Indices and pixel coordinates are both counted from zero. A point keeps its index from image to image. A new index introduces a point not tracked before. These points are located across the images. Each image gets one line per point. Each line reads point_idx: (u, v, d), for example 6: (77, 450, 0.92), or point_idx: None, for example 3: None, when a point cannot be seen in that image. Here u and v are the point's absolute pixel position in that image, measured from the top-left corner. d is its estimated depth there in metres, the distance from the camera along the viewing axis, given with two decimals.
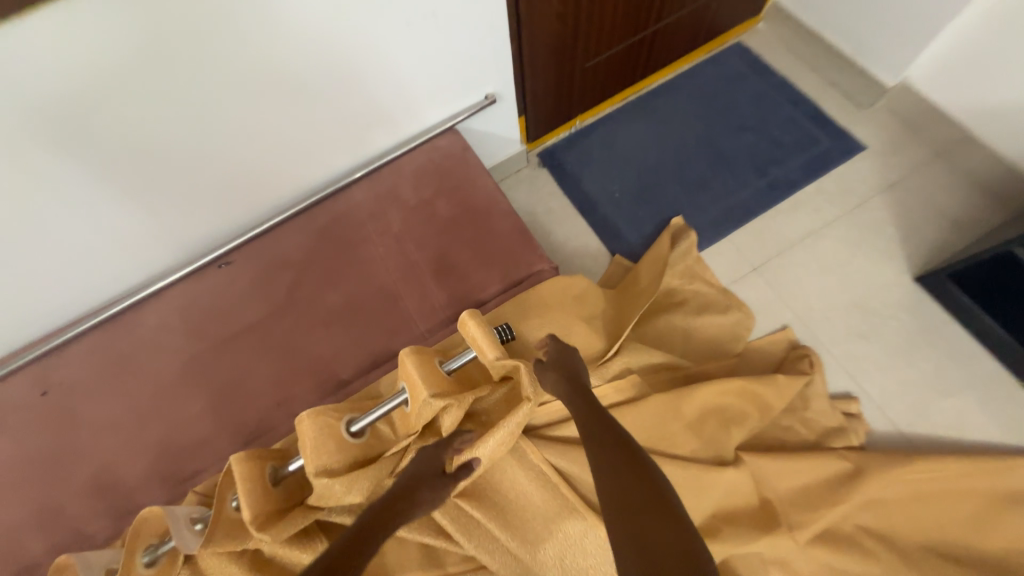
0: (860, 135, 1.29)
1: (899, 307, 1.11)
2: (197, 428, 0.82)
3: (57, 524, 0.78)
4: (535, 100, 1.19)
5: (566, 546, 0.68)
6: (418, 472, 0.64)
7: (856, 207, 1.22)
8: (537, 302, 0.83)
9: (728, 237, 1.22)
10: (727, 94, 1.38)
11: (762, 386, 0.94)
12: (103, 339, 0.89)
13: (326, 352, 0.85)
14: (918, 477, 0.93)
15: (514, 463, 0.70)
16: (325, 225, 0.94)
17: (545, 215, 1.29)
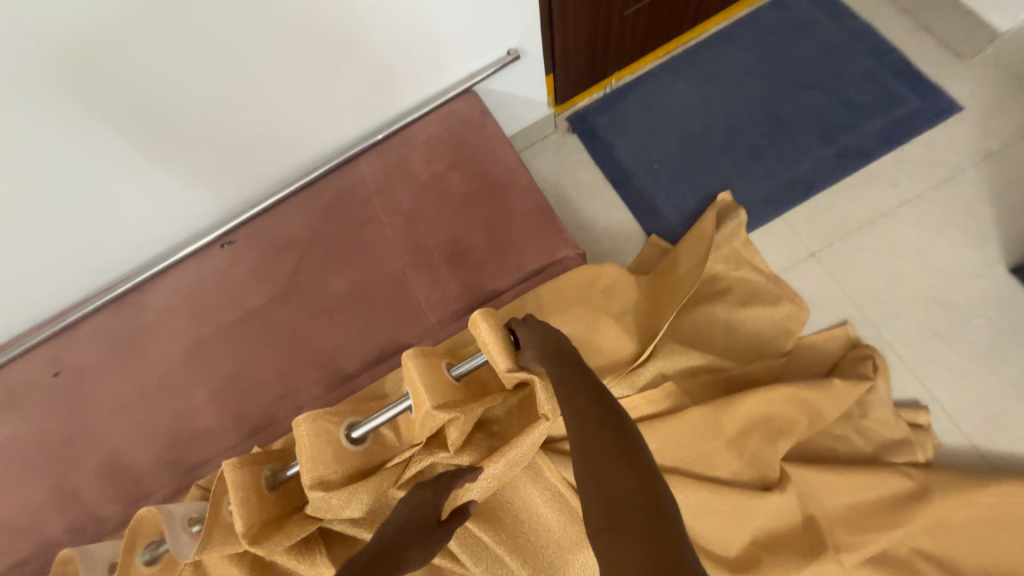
0: (958, 93, 1.07)
1: (988, 303, 0.95)
2: (202, 417, 0.79)
3: (73, 507, 0.79)
4: (565, 56, 1.04)
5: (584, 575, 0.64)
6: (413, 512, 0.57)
7: (944, 181, 1.03)
8: (560, 295, 0.73)
9: (783, 216, 1.07)
10: (794, 44, 1.17)
11: (816, 393, 0.82)
12: (109, 322, 0.87)
13: (330, 342, 0.79)
14: (994, 502, 0.81)
15: (527, 483, 0.66)
16: (330, 203, 0.86)
17: (572, 188, 1.16)
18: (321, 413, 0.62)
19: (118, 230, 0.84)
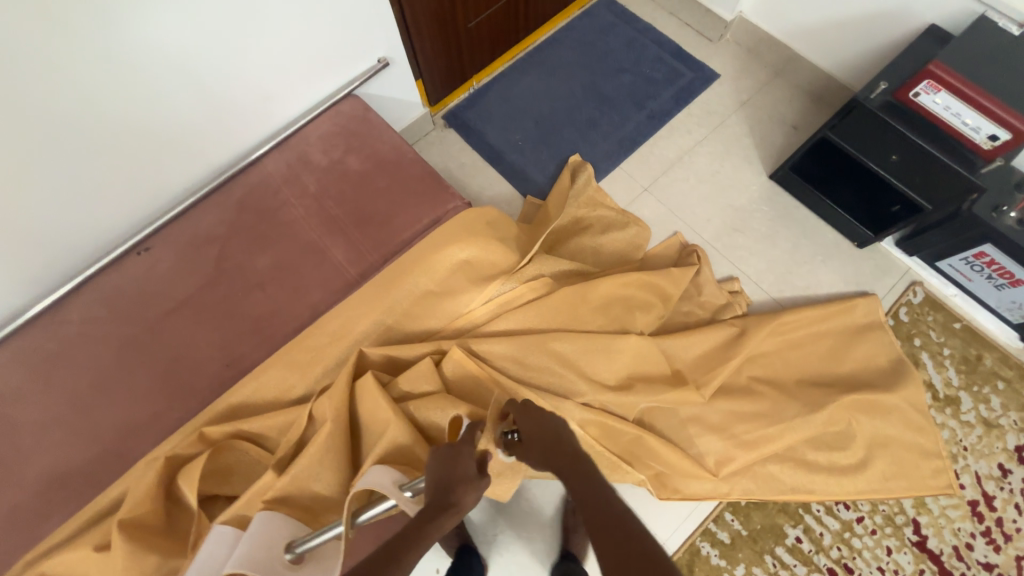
0: (716, 64, 1.50)
1: (761, 201, 1.34)
2: (146, 405, 0.84)
3: (12, 527, 0.77)
4: (428, 63, 1.28)
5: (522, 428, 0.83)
6: (449, 475, 0.59)
7: (718, 125, 1.43)
8: (453, 229, 0.90)
9: (620, 166, 1.40)
10: (604, 42, 1.54)
11: (662, 279, 1.10)
12: (24, 346, 0.88)
13: (264, 310, 0.89)
14: (787, 329, 1.16)
15: (463, 378, 0.82)
16: (242, 198, 0.98)
17: (458, 171, 1.39)
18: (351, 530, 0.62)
19: (22, 256, 0.87)
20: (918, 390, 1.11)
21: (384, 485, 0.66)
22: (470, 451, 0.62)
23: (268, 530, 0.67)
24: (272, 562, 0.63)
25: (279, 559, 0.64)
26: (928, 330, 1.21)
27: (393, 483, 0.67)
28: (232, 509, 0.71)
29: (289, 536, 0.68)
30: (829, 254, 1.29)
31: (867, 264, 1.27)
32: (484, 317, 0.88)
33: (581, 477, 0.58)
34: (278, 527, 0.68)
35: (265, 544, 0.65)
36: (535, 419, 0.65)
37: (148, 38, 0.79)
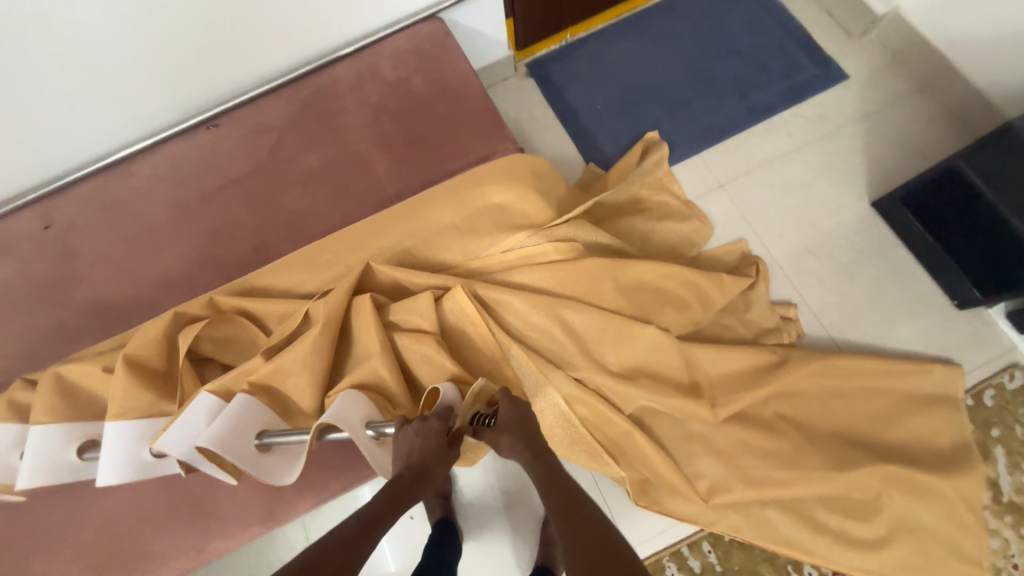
0: (847, 64, 1.30)
1: (853, 229, 1.17)
2: (182, 265, 0.90)
3: (55, 338, 0.88)
4: (523, 2, 1.21)
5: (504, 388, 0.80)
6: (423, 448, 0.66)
7: (828, 133, 1.25)
8: (495, 171, 0.86)
9: (700, 156, 1.27)
10: (722, 16, 1.38)
11: (708, 283, 0.98)
12: (99, 187, 0.97)
13: (300, 207, 0.91)
14: (836, 375, 1.02)
15: (462, 319, 0.79)
16: (308, 97, 1.00)
17: (527, 123, 1.33)
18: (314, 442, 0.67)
19: (112, 105, 0.95)
20: (976, 485, 0.94)
21: (350, 418, 0.68)
22: (442, 431, 0.68)
23: (245, 415, 0.70)
24: (243, 445, 0.69)
25: (250, 443, 0.69)
26: (1015, 423, 1.01)
27: (361, 417, 0.70)
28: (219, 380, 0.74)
29: (264, 422, 0.72)
30: (917, 307, 1.11)
31: (960, 329, 1.08)
32: (500, 266, 0.84)
33: (546, 467, 0.67)
34: (256, 414, 0.72)
35: (241, 428, 0.70)
36: (516, 417, 0.71)
37: None
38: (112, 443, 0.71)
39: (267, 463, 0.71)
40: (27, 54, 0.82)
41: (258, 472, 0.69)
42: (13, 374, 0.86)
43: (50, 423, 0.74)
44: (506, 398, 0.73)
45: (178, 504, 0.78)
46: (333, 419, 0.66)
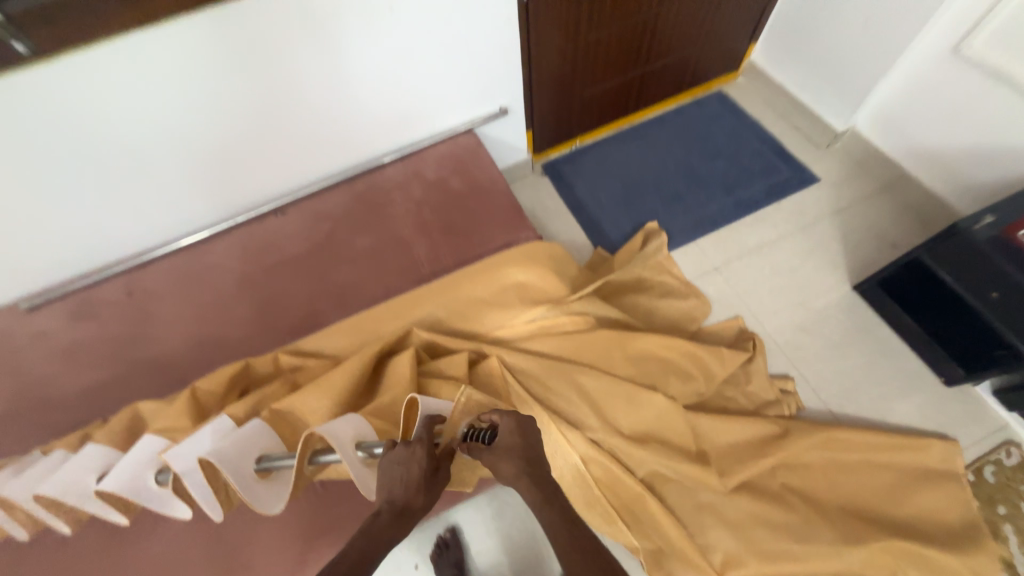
0: (818, 169, 1.52)
1: (838, 308, 1.29)
2: (241, 329, 1.03)
3: (119, 392, 0.97)
4: (540, 118, 1.47)
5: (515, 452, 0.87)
6: (406, 479, 0.61)
7: (808, 225, 1.42)
8: (519, 253, 1.02)
9: (695, 242, 1.44)
10: (707, 129, 1.64)
11: (708, 354, 1.08)
12: (179, 262, 1.14)
13: (350, 281, 1.06)
14: (837, 447, 1.06)
15: (489, 382, 0.88)
16: (362, 191, 1.20)
17: (542, 213, 1.53)
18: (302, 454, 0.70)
19: (202, 197, 1.14)
20: (992, 564, 0.95)
21: (344, 437, 0.71)
22: (427, 461, 0.63)
23: (250, 439, 0.76)
24: (242, 465, 0.71)
25: (248, 465, 0.72)
26: (1016, 499, 1.05)
27: (353, 436, 0.73)
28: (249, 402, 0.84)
29: (264, 449, 0.77)
30: (908, 383, 1.19)
31: (952, 405, 1.15)
32: (522, 334, 0.96)
33: (558, 507, 0.61)
34: (259, 438, 0.77)
35: (243, 450, 0.74)
36: (516, 437, 0.64)
37: (344, 63, 1.04)
38: (135, 452, 0.76)
39: (258, 489, 0.72)
40: (152, 163, 1.03)
41: (249, 495, 0.70)
42: (68, 426, 0.92)
43: (102, 444, 0.81)
44: (507, 418, 0.65)
45: (210, 557, 0.82)
46: (326, 433, 0.69)
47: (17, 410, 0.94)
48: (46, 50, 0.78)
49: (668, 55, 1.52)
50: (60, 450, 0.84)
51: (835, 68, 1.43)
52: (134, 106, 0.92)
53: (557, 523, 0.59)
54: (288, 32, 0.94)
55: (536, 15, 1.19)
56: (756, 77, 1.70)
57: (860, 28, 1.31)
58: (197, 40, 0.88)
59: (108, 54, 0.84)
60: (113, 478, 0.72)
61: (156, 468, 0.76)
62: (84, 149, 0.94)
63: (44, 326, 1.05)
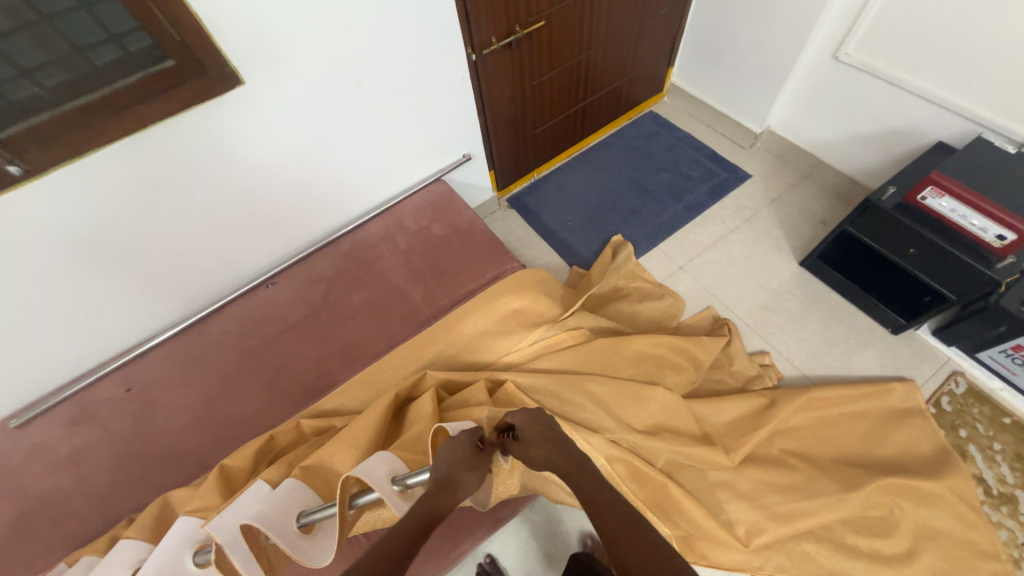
0: (748, 167, 1.73)
1: (792, 284, 1.46)
2: (254, 402, 1.04)
3: (136, 489, 0.96)
4: (500, 159, 1.60)
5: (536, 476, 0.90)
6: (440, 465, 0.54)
7: (751, 217, 1.60)
8: (510, 283, 1.10)
9: (659, 247, 1.58)
10: (648, 146, 1.83)
11: (694, 345, 1.19)
12: (175, 348, 1.14)
13: (355, 336, 1.10)
14: (819, 406, 1.19)
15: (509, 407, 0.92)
16: (348, 250, 1.25)
17: (516, 243, 1.64)
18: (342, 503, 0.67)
19: (191, 281, 1.16)
20: (966, 481, 1.08)
21: (378, 474, 0.70)
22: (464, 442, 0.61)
23: (287, 498, 0.74)
24: (283, 521, 0.68)
25: (291, 522, 0.69)
26: (974, 421, 1.21)
27: (387, 472, 0.72)
28: (282, 464, 0.85)
29: (302, 506, 0.74)
30: (863, 339, 1.35)
31: (903, 351, 1.31)
32: (528, 357, 1.03)
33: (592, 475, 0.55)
34: (295, 496, 0.75)
35: (281, 509, 0.71)
36: (535, 424, 0.61)
37: (319, 137, 1.12)
38: (169, 536, 0.74)
39: (305, 544, 0.67)
40: (140, 257, 1.05)
41: (296, 550, 0.65)
42: (95, 532, 0.92)
43: (137, 538, 0.80)
44: (521, 410, 0.64)
45: None
46: (361, 474, 0.68)
47: (35, 526, 0.93)
48: (40, 169, 0.81)
49: (602, 88, 1.70)
50: (89, 558, 0.82)
51: (743, 80, 1.66)
52: (124, 206, 0.95)
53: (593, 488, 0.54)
54: (264, 117, 1.01)
55: (486, 70, 1.31)
56: (680, 95, 1.92)
57: (758, 48, 1.54)
58: (180, 137, 0.94)
59: (97, 164, 0.88)
60: (151, 564, 0.70)
61: (194, 550, 0.73)
62: (73, 257, 0.96)
63: (41, 440, 1.03)
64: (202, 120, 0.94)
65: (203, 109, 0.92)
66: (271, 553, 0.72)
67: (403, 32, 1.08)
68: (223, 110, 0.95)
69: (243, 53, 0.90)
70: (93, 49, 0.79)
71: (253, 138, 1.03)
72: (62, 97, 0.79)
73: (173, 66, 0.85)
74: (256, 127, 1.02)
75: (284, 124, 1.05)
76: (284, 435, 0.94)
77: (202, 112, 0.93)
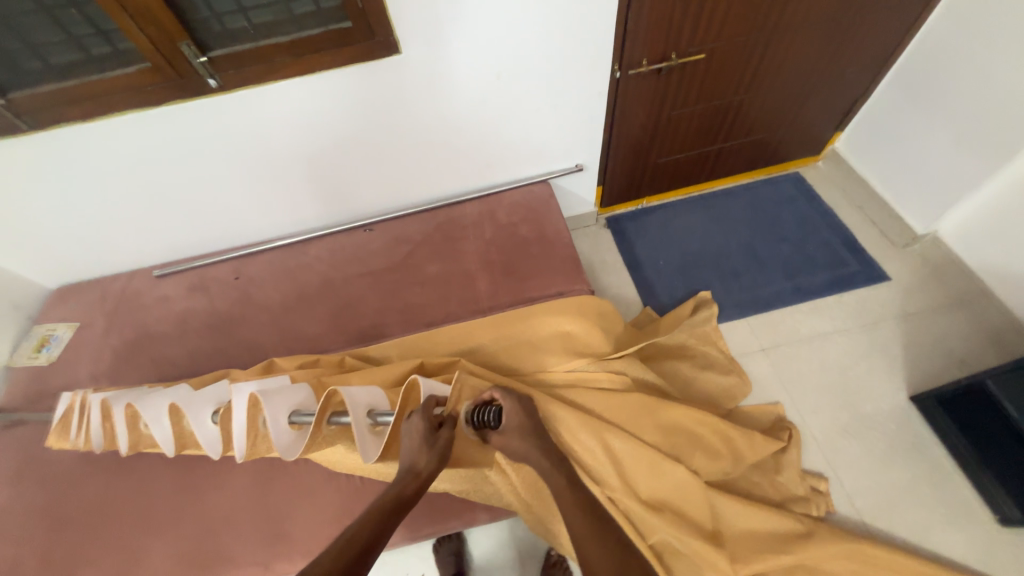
0: (891, 269, 1.48)
1: (889, 418, 1.25)
2: (319, 326, 1.18)
3: (212, 359, 1.15)
4: (612, 178, 1.57)
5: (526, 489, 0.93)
6: (411, 450, 0.74)
7: (869, 325, 1.39)
8: (569, 305, 1.10)
9: (747, 320, 1.45)
10: (777, 210, 1.66)
11: (741, 438, 1.08)
12: (278, 257, 1.33)
13: (417, 301, 1.19)
14: (865, 563, 1.00)
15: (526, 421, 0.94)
16: (441, 222, 1.34)
17: (598, 264, 1.61)
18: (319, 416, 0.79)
19: (309, 207, 1.33)
20: None
21: (360, 403, 0.81)
22: (425, 425, 0.76)
23: (289, 392, 0.84)
24: (279, 412, 0.80)
25: (284, 416, 0.80)
26: None
27: (366, 404, 0.82)
28: (310, 377, 0.97)
29: (297, 404, 0.84)
30: (955, 512, 1.12)
31: (1003, 548, 1.07)
32: (560, 382, 1.02)
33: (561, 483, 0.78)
34: (296, 394, 0.85)
35: (283, 401, 0.82)
36: (522, 413, 0.83)
37: (449, 116, 1.20)
38: (208, 389, 0.90)
39: (285, 436, 0.79)
40: (278, 176, 1.22)
41: (279, 439, 0.78)
42: (173, 378, 1.13)
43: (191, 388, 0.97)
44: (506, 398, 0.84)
45: (260, 519, 0.94)
46: (347, 396, 0.78)
47: (140, 355, 1.17)
48: (228, 87, 0.99)
49: (748, 136, 1.57)
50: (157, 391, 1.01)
51: (922, 171, 1.41)
52: (276, 132, 1.12)
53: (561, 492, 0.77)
54: (409, 88, 1.11)
55: (625, 90, 1.29)
56: (838, 165, 1.70)
57: (951, 143, 1.31)
58: (334, 88, 1.06)
59: (266, 96, 1.04)
60: (187, 400, 0.85)
61: (214, 409, 0.87)
62: (231, 162, 1.16)
63: (167, 293, 1.28)
64: (357, 77, 1.05)
65: (359, 69, 1.04)
66: (259, 434, 0.85)
67: (553, 38, 1.09)
68: (375, 75, 1.06)
69: (408, 28, 0.99)
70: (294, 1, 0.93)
71: (394, 104, 1.13)
72: (260, 33, 0.95)
73: (348, 28, 0.96)
74: (401, 96, 1.12)
75: (423, 97, 1.14)
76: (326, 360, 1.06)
77: (358, 71, 1.04)
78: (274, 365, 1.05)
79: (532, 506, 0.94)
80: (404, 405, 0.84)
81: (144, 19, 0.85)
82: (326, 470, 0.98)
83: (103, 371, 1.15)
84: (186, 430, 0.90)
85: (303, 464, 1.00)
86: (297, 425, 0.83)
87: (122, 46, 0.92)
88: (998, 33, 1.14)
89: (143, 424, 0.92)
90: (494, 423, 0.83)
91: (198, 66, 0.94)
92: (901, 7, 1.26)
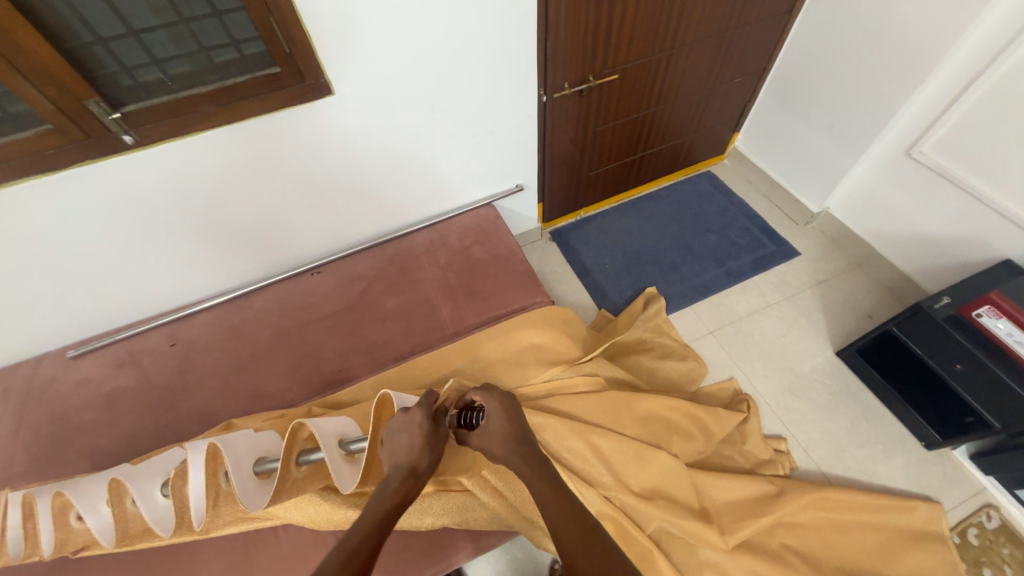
0: (798, 245, 1.70)
1: (823, 373, 1.41)
2: (278, 381, 1.11)
3: (155, 436, 1.04)
4: (551, 193, 1.65)
5: (525, 508, 0.93)
6: (410, 450, 0.72)
7: (792, 295, 1.57)
8: (533, 318, 1.14)
9: (691, 308, 1.57)
10: (698, 205, 1.83)
11: (709, 417, 1.17)
12: (218, 315, 1.24)
13: (381, 338, 1.16)
14: (831, 508, 1.11)
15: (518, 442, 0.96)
16: (392, 255, 1.33)
17: (550, 275, 1.68)
18: (285, 458, 0.75)
19: (248, 258, 1.27)
20: None
21: (328, 434, 0.78)
22: (426, 422, 0.74)
23: (254, 441, 0.80)
24: (241, 461, 0.74)
25: (246, 464, 0.75)
26: (1000, 563, 1.12)
27: (336, 433, 0.80)
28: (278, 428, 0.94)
29: (264, 452, 0.81)
30: (891, 446, 1.28)
31: (932, 470, 1.24)
32: (539, 394, 1.04)
33: (549, 492, 0.69)
34: (260, 442, 0.81)
35: (246, 449, 0.77)
36: (506, 421, 0.78)
37: (388, 151, 1.21)
38: (158, 456, 0.80)
39: (252, 486, 0.74)
40: (209, 229, 1.15)
41: (242, 491, 0.70)
42: (110, 466, 1.00)
43: None
44: (489, 397, 0.80)
45: None
46: (314, 427, 0.74)
47: (65, 450, 1.02)
48: (147, 142, 0.93)
49: (664, 143, 1.73)
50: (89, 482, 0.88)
51: (807, 158, 1.65)
52: (206, 182, 1.06)
53: (549, 502, 0.68)
54: (345, 126, 1.11)
55: (552, 112, 1.38)
56: (740, 161, 1.93)
57: (826, 133, 1.54)
58: (267, 133, 1.04)
59: (191, 147, 0.98)
60: (130, 469, 0.76)
61: (164, 480, 0.77)
62: (156, 219, 1.07)
63: (88, 374, 1.14)
64: (290, 120, 1.04)
65: (290, 112, 1.02)
66: (222, 492, 0.79)
67: (481, 68, 1.15)
68: (309, 118, 1.05)
69: (340, 70, 1.00)
70: (215, 50, 0.90)
71: (332, 142, 1.12)
72: (179, 85, 0.90)
73: (278, 73, 0.95)
74: (339, 134, 1.11)
75: (361, 134, 1.14)
76: (291, 413, 0.99)
77: (290, 115, 1.03)
78: (237, 426, 0.98)
79: (530, 516, 0.93)
80: (377, 419, 0.82)
81: (40, 78, 0.78)
82: (311, 531, 0.92)
83: (20, 475, 0.99)
84: (130, 510, 0.79)
85: (284, 530, 0.92)
86: (262, 474, 0.78)
87: (13, 109, 0.83)
88: (845, 41, 1.37)
89: (75, 513, 0.79)
90: (475, 422, 0.81)
91: (111, 122, 0.87)
92: (768, 26, 1.49)
